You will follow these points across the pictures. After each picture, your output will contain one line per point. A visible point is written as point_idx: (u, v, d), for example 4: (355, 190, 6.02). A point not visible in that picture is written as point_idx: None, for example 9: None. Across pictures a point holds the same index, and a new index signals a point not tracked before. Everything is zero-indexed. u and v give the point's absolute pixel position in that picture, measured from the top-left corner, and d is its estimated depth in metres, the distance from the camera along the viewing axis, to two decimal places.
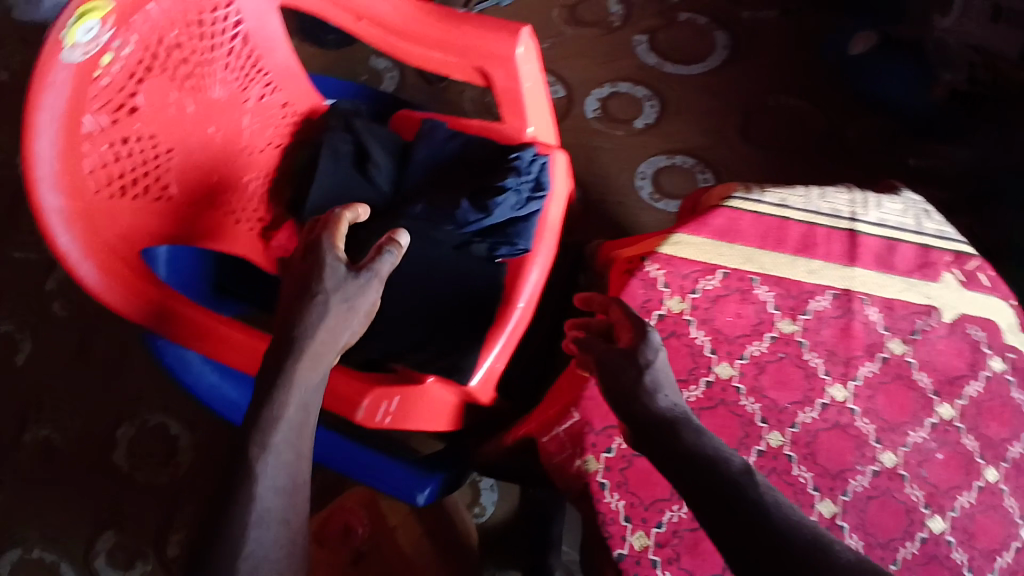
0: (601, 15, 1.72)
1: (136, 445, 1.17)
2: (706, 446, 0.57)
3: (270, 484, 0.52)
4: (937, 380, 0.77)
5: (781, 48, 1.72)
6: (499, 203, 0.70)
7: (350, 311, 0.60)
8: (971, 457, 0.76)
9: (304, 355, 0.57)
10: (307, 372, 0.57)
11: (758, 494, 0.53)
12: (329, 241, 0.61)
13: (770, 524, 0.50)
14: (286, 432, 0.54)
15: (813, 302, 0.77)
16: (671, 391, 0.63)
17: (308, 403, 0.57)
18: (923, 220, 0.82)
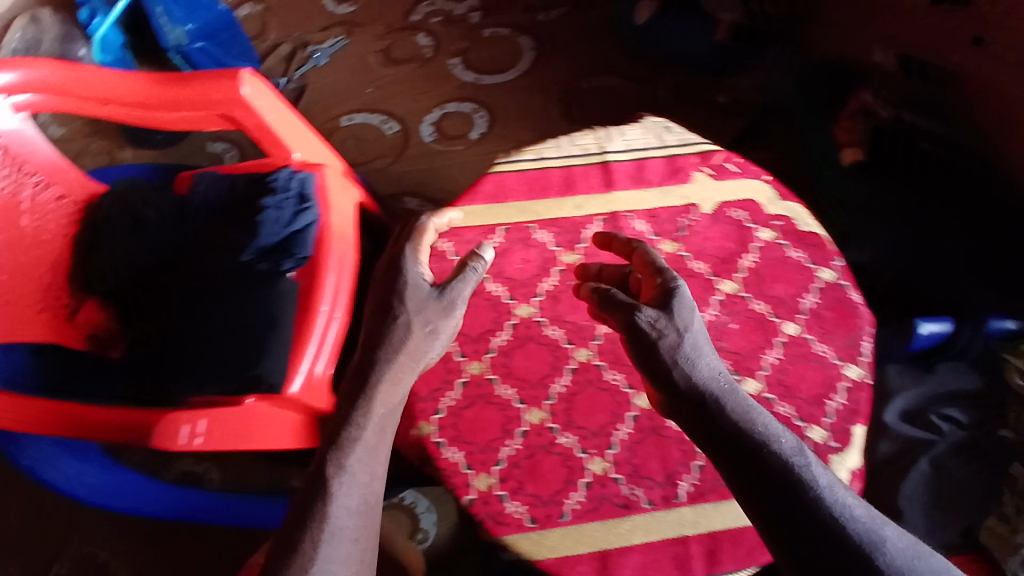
0: (414, 50, 1.86)
1: None
2: (752, 422, 0.63)
3: (347, 493, 0.63)
4: (714, 263, 0.86)
5: (581, 35, 1.90)
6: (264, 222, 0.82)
7: (429, 337, 0.73)
8: (768, 318, 0.83)
9: (382, 381, 0.69)
10: (385, 396, 0.69)
11: (808, 473, 0.58)
12: (412, 266, 0.75)
13: (809, 502, 0.56)
14: (360, 452, 0.66)
15: (586, 231, 0.86)
16: (702, 356, 0.68)
17: (381, 430, 0.69)
18: (665, 135, 0.93)
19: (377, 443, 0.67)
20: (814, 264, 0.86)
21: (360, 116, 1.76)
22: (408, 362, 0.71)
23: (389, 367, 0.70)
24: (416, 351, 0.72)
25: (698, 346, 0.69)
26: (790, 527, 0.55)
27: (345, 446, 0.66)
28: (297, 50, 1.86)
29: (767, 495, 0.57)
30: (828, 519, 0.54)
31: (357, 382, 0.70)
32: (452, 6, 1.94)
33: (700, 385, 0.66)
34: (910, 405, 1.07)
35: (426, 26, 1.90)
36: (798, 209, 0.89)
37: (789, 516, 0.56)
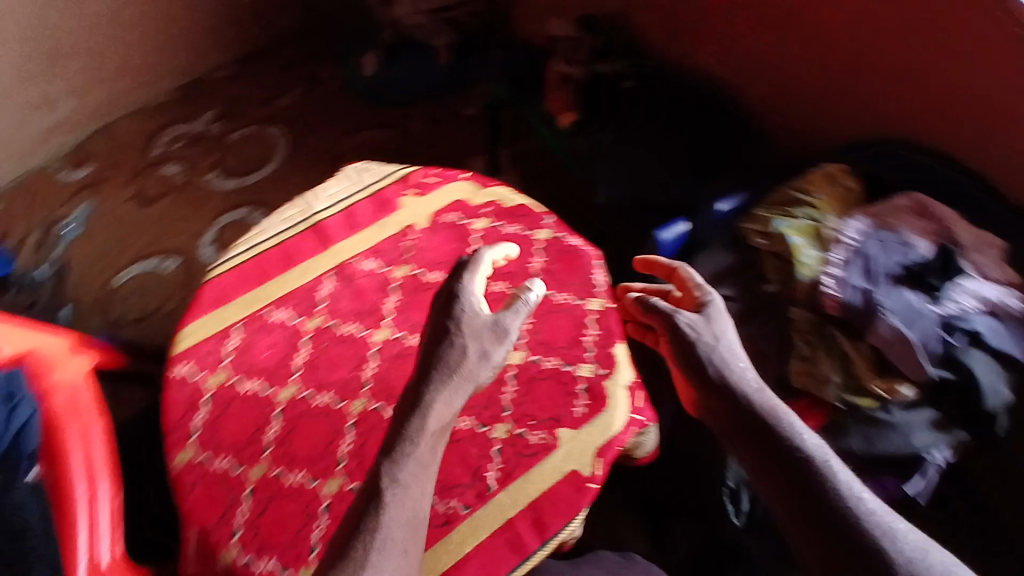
0: (166, 181, 1.84)
1: None
2: (780, 420, 0.74)
3: (399, 499, 0.68)
4: (446, 267, 0.91)
5: (324, 103, 1.95)
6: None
7: (481, 361, 0.77)
8: (510, 293, 0.90)
9: (443, 387, 0.74)
10: (441, 402, 0.74)
11: (819, 461, 0.69)
12: (467, 291, 0.81)
13: (820, 474, 0.68)
14: (416, 458, 0.71)
15: (320, 291, 0.91)
16: (735, 354, 0.81)
17: (433, 444, 0.73)
18: (363, 176, 0.97)
19: (427, 454, 0.71)
20: (529, 231, 0.95)
21: (137, 266, 1.69)
22: (463, 379, 0.75)
23: (446, 373, 0.75)
24: (459, 365, 0.76)
25: (725, 332, 0.83)
26: (807, 504, 0.66)
27: (411, 439, 0.71)
28: (47, 233, 1.73)
29: (785, 469, 0.69)
30: (844, 495, 0.65)
31: (443, 358, 0.76)
32: (189, 125, 1.93)
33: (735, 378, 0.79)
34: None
35: (170, 154, 1.88)
36: (500, 191, 0.98)
37: (801, 488, 0.67)
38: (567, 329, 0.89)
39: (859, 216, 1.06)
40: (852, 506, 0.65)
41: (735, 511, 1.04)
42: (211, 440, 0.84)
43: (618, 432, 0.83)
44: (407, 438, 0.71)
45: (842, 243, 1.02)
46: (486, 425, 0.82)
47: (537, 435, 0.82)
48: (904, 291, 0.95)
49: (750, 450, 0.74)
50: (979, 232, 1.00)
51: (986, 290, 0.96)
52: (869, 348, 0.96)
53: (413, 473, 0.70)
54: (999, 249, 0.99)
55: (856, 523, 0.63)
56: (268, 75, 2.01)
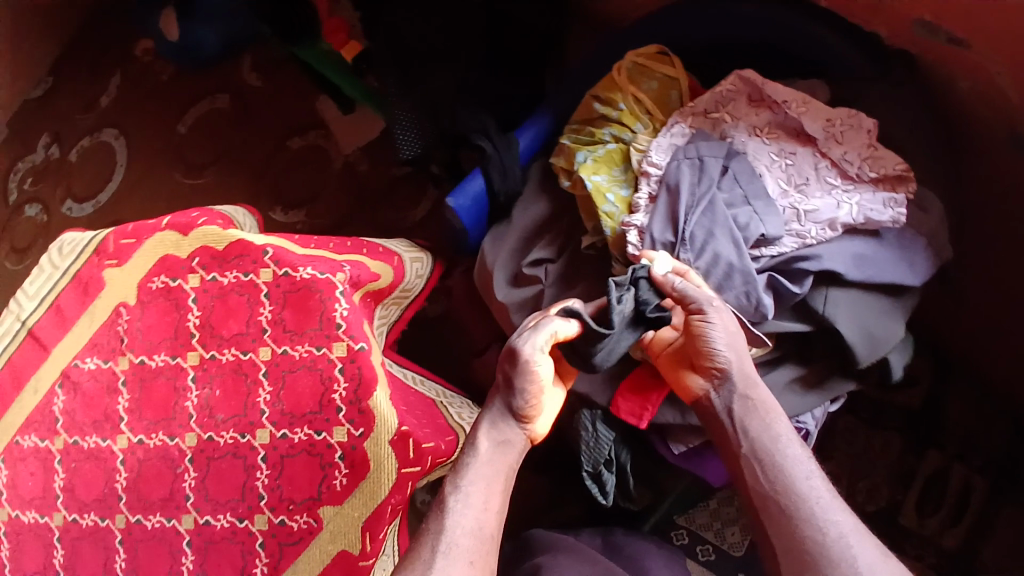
0: (31, 226, 1.72)
1: None
2: (772, 416, 0.69)
3: (463, 507, 0.68)
4: (169, 346, 0.80)
5: (148, 86, 1.72)
6: None
7: (516, 395, 0.74)
8: (241, 360, 0.78)
9: (496, 419, 0.75)
10: (488, 449, 0.73)
11: (787, 452, 0.67)
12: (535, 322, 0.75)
13: (784, 463, 0.66)
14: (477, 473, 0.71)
15: (56, 406, 0.84)
16: (733, 342, 0.70)
17: (495, 467, 0.72)
18: (59, 259, 0.88)
19: (485, 476, 0.71)
20: (249, 275, 0.79)
21: None
22: (504, 413, 0.75)
23: (495, 407, 0.75)
24: (503, 403, 0.75)
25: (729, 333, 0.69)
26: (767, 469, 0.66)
27: (470, 458, 0.72)
28: None
29: (751, 447, 0.67)
30: (786, 484, 0.64)
31: (493, 394, 0.77)
32: (31, 156, 1.76)
33: (742, 372, 0.70)
34: (512, 270, 0.93)
35: (25, 194, 1.74)
36: (205, 232, 0.81)
37: (758, 458, 0.67)
38: (311, 389, 0.76)
39: (677, 122, 0.81)
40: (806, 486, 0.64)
41: (601, 492, 0.93)
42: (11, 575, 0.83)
43: (389, 492, 0.74)
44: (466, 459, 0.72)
45: (649, 175, 0.79)
46: (245, 519, 0.75)
47: (298, 521, 0.74)
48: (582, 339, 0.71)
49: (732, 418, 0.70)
50: (834, 114, 0.74)
51: (839, 204, 0.72)
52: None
53: (474, 488, 0.70)
54: (866, 131, 0.73)
55: (800, 506, 0.63)
56: (85, 73, 1.78)
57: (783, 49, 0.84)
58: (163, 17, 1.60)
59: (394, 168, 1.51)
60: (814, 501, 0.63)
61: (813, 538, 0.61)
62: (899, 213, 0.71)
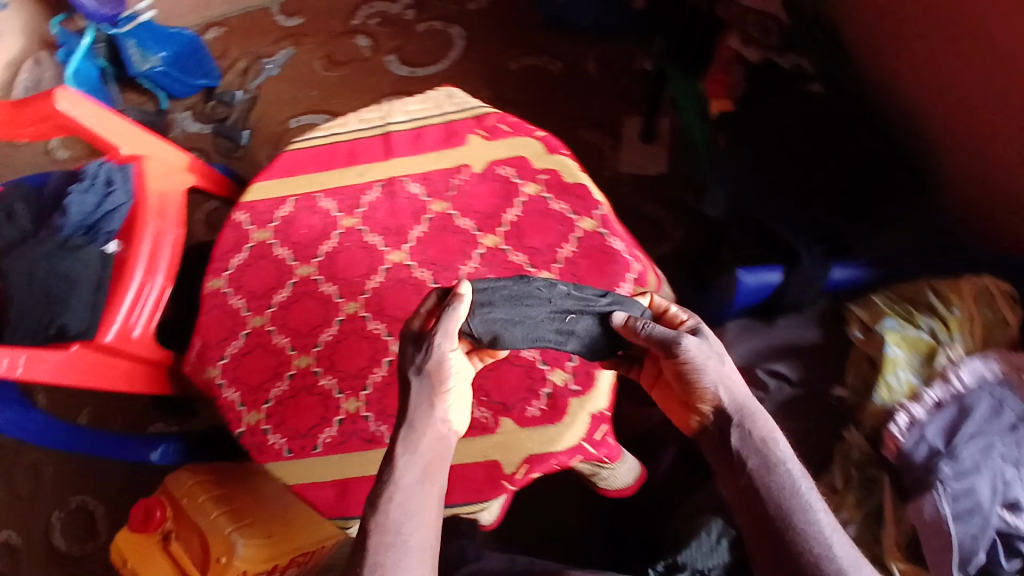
0: (354, 52, 1.95)
1: (65, 526, 1.47)
2: (776, 444, 0.65)
3: (389, 529, 0.62)
4: (481, 219, 0.89)
5: (510, 16, 1.92)
6: (74, 202, 0.93)
7: (436, 377, 0.70)
8: (525, 267, 0.85)
9: (414, 433, 0.68)
10: (411, 458, 0.67)
11: (796, 491, 0.62)
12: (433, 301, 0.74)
13: (791, 508, 0.61)
14: (404, 480, 0.65)
15: (366, 196, 0.93)
16: (731, 384, 0.68)
17: (424, 476, 0.66)
18: (445, 104, 0.96)
19: (413, 493, 0.65)
20: (575, 214, 0.87)
21: (307, 118, 1.90)
22: (429, 419, 0.69)
23: (412, 417, 0.68)
24: (426, 412, 0.69)
25: (718, 377, 0.68)
26: (770, 511, 0.62)
27: (402, 462, 0.66)
28: (253, 65, 1.98)
29: (759, 487, 0.63)
30: (800, 534, 0.60)
31: (409, 400, 0.69)
32: (389, 6, 2.01)
33: (731, 393, 0.67)
34: (752, 363, 0.97)
35: (366, 28, 1.98)
36: (564, 163, 0.91)
37: (767, 508, 0.62)
38: None
39: (992, 357, 0.82)
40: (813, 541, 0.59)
41: None
42: (235, 279, 0.92)
43: (562, 450, 0.78)
44: (391, 479, 0.65)
45: (950, 382, 0.81)
46: None
47: (481, 413, 0.79)
48: (471, 318, 0.73)
49: (732, 456, 0.66)
50: None
51: None
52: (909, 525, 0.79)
53: (402, 510, 0.63)
54: None
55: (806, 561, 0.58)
56: None
57: None
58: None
59: (649, 208, 1.60)
60: (798, 530, 0.60)
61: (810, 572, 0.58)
62: None
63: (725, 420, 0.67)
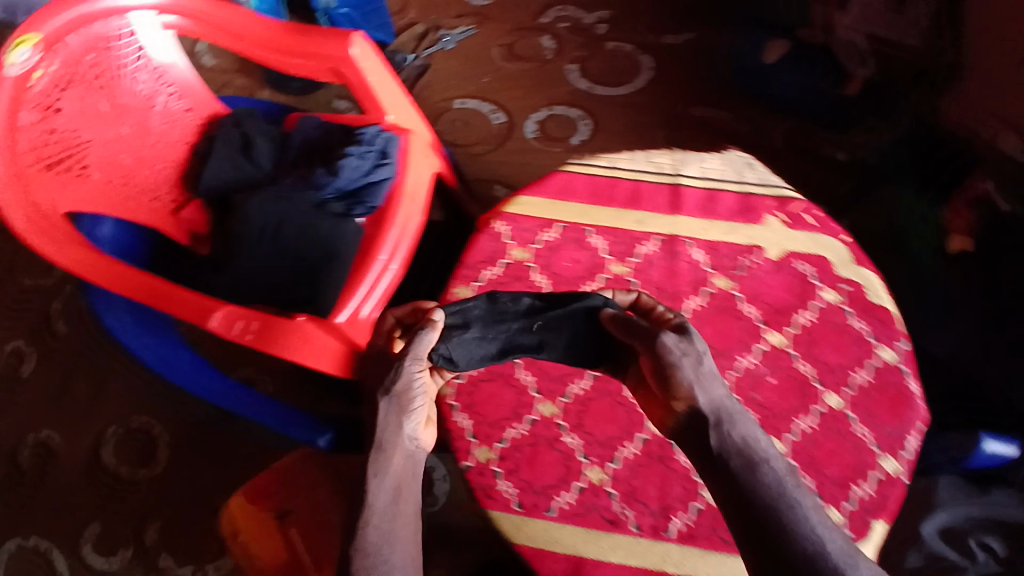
0: (536, 50, 1.88)
1: (121, 444, 1.41)
2: (756, 446, 0.66)
3: (376, 552, 0.65)
4: (771, 312, 0.85)
5: (704, 61, 1.85)
6: (345, 165, 0.82)
7: (406, 400, 0.70)
8: (813, 381, 0.83)
9: (383, 454, 0.69)
10: (382, 480, 0.68)
11: (787, 492, 0.63)
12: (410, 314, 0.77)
13: (780, 505, 0.61)
14: (382, 488, 0.68)
15: (641, 246, 0.86)
16: (709, 386, 0.68)
17: (399, 493, 0.69)
18: (744, 171, 0.91)
19: (389, 514, 0.68)
20: (875, 340, 0.85)
21: (471, 103, 1.83)
22: (402, 440, 0.70)
23: (379, 438, 0.69)
24: (395, 429, 0.70)
25: (695, 372, 0.68)
26: (756, 511, 0.61)
27: (375, 478, 0.68)
28: (429, 32, 1.93)
29: (746, 491, 0.62)
30: (801, 533, 0.60)
31: (375, 422, 0.70)
32: (582, 14, 1.94)
33: (707, 394, 0.68)
34: (961, 527, 0.95)
35: (554, 29, 1.91)
36: (871, 280, 0.88)
37: (758, 508, 0.61)
38: (844, 460, 0.79)
39: None
40: (812, 541, 0.59)
41: None
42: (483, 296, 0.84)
43: None
44: (366, 500, 0.67)
45: None
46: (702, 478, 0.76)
47: None
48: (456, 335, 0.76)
49: (713, 461, 0.65)
50: None
51: None
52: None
53: (382, 532, 0.66)
54: None
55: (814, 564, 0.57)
56: (672, 7, 1.94)
57: None
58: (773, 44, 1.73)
59: None
60: (780, 528, 0.60)
61: (814, 571, 0.57)
62: None
63: (698, 419, 0.68)
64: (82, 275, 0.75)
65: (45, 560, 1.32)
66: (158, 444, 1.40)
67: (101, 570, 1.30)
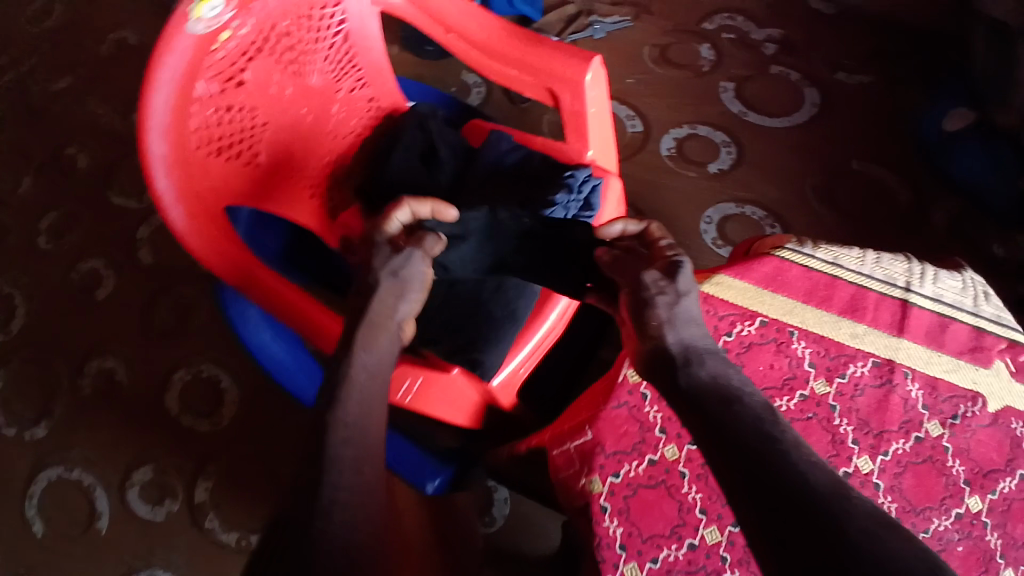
0: (692, 59, 1.74)
1: (187, 391, 1.27)
2: (725, 376, 0.62)
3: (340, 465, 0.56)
4: (970, 468, 0.72)
5: (875, 111, 1.68)
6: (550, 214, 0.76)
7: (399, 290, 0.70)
8: (995, 556, 0.69)
9: (354, 370, 0.64)
10: (349, 404, 0.61)
11: (760, 414, 0.58)
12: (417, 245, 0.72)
13: (753, 431, 0.56)
14: (349, 402, 0.61)
15: (851, 367, 0.75)
16: (686, 322, 0.66)
17: (369, 407, 0.62)
18: (981, 302, 0.80)
19: (353, 429, 0.59)
20: None
21: (609, 102, 1.69)
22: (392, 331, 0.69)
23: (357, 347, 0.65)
24: (385, 319, 0.69)
25: (670, 312, 0.66)
26: (726, 435, 0.56)
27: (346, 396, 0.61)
28: (580, 15, 1.79)
29: (718, 412, 0.58)
30: (780, 455, 0.53)
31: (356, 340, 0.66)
32: (750, 28, 1.78)
33: (677, 333, 0.65)
34: None
35: (716, 39, 1.77)
36: None
37: (727, 431, 0.56)
38: None
39: None
40: (790, 461, 0.53)
41: None
42: None
43: None
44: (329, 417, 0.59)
45: None
46: None
47: None
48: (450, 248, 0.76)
49: (684, 398, 0.61)
50: None
51: None
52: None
53: (345, 450, 0.58)
54: None
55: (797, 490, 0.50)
56: (852, 43, 1.76)
57: None
58: (955, 112, 1.57)
59: None
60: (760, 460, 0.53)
61: (796, 493, 0.50)
62: None
63: (667, 357, 0.64)
64: (221, 275, 0.73)
65: (88, 498, 1.20)
66: (226, 397, 1.26)
67: (145, 519, 1.19)
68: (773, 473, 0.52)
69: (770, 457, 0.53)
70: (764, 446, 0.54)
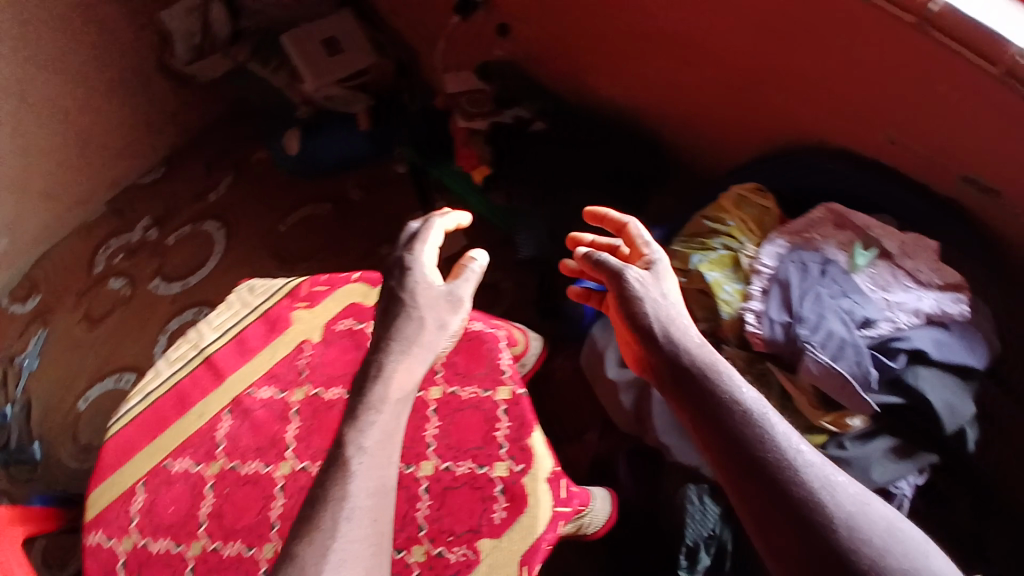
0: (113, 297, 1.82)
1: None
2: (717, 371, 0.69)
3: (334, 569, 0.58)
4: (347, 380, 0.88)
5: (254, 185, 1.93)
6: None
7: (438, 330, 0.75)
8: (413, 396, 0.86)
9: (362, 462, 0.64)
10: (350, 526, 0.60)
11: (741, 392, 0.66)
12: (419, 247, 0.80)
13: (752, 426, 0.63)
14: (364, 472, 0.64)
15: (217, 432, 0.87)
16: (670, 310, 0.77)
17: (382, 533, 0.61)
18: (249, 297, 0.97)
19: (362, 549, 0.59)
20: None
21: (95, 391, 1.68)
22: (432, 334, 0.74)
23: (362, 444, 0.66)
24: (419, 331, 0.74)
25: (647, 296, 0.77)
26: (721, 433, 0.64)
27: (350, 517, 0.61)
28: (4, 371, 1.75)
29: (723, 393, 0.66)
30: (777, 446, 0.61)
31: (357, 427, 0.67)
32: (129, 236, 1.92)
33: (666, 336, 0.73)
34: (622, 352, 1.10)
35: (113, 269, 1.87)
36: None
37: (722, 416, 0.65)
38: (476, 426, 0.84)
39: (777, 238, 1.01)
40: (786, 449, 0.61)
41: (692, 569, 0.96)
42: None
43: (543, 532, 0.79)
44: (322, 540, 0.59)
45: (760, 272, 0.98)
46: (402, 550, 0.78)
47: (456, 552, 0.77)
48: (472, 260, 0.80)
49: (681, 374, 0.70)
50: (906, 237, 0.95)
51: (918, 298, 0.91)
52: (807, 383, 0.91)
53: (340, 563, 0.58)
54: (932, 251, 0.94)
55: (787, 472, 0.59)
56: (199, 168, 2.00)
57: (866, 199, 1.04)
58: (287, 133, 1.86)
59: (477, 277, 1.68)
60: (781, 467, 0.60)
61: (787, 480, 0.59)
62: (964, 307, 0.90)
63: (664, 354, 0.73)
64: None
65: None
66: None
67: None
68: (762, 470, 0.60)
69: (767, 450, 0.61)
70: (757, 441, 0.62)
